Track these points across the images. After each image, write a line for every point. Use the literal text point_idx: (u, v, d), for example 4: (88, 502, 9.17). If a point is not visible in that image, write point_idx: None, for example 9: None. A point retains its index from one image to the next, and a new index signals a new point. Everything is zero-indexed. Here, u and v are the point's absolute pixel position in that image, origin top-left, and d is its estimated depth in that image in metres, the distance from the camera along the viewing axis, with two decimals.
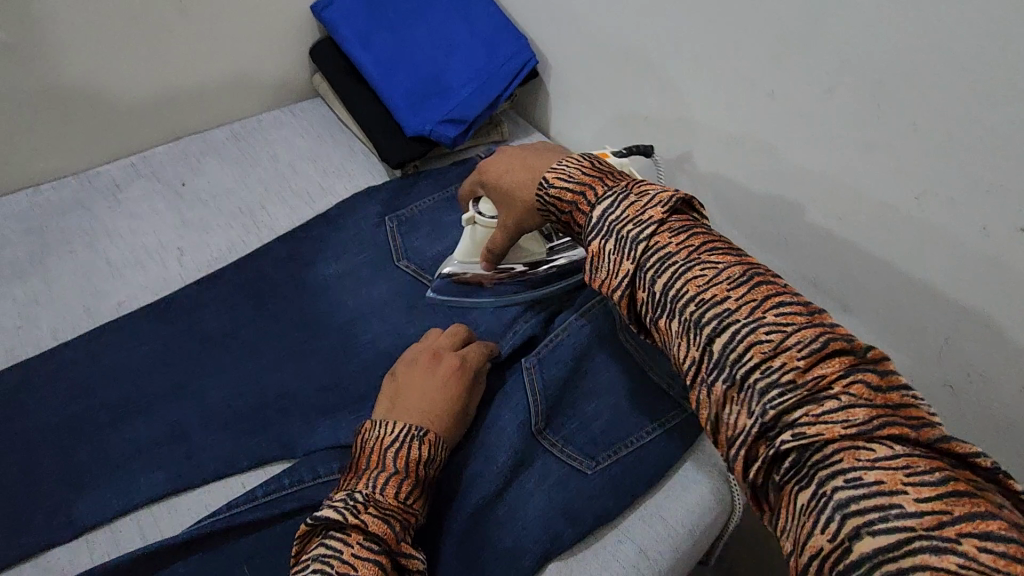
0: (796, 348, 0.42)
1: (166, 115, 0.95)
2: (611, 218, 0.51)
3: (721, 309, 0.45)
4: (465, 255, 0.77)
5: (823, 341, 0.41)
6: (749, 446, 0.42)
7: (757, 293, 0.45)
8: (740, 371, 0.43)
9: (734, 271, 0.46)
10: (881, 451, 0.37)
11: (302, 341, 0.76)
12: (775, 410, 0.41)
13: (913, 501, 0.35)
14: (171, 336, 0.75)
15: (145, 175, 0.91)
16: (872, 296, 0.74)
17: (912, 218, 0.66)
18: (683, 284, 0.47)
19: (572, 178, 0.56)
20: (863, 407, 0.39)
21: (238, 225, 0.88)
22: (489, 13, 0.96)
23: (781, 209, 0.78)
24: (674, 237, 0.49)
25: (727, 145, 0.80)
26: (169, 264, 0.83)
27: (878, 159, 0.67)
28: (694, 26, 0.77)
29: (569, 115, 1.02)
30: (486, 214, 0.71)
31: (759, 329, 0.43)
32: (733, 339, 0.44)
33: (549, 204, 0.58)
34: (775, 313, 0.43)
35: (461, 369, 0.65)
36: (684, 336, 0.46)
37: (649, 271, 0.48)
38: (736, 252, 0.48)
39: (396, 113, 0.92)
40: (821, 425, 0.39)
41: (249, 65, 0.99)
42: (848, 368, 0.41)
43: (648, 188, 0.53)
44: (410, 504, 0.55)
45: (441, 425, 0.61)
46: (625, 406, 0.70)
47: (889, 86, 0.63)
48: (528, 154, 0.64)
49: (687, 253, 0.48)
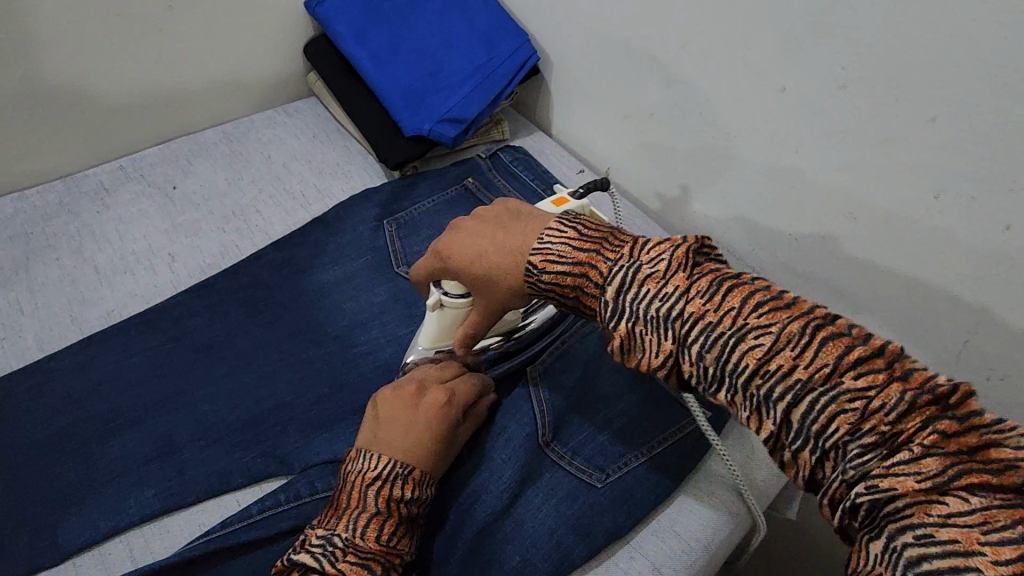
0: (882, 411, 0.38)
1: (155, 116, 0.92)
2: (631, 299, 0.46)
3: (791, 380, 0.41)
4: (431, 340, 0.65)
5: (902, 399, 0.38)
6: (835, 503, 0.41)
7: (827, 354, 0.40)
8: (824, 441, 0.40)
9: (793, 331, 0.41)
10: (957, 505, 0.36)
11: (298, 350, 0.74)
12: (857, 472, 0.39)
13: (990, 563, 0.33)
14: (163, 346, 0.72)
15: (133, 179, 0.88)
16: (887, 299, 0.71)
17: (930, 217, 0.64)
18: (739, 357, 0.42)
19: (566, 259, 0.50)
20: (935, 457, 0.37)
21: (231, 229, 0.85)
22: (488, 8, 0.94)
23: (792, 208, 0.76)
24: (709, 303, 0.44)
25: (735, 144, 0.78)
26: (160, 271, 0.80)
27: (895, 157, 0.64)
28: (701, 20, 0.74)
29: (571, 113, 0.99)
30: (454, 296, 0.60)
31: (840, 398, 0.39)
32: (810, 411, 0.40)
33: (548, 289, 0.52)
34: (851, 375, 0.39)
35: (444, 403, 0.60)
36: (755, 412, 0.42)
37: (696, 346, 0.44)
38: (786, 301, 0.43)
39: (394, 113, 0.89)
40: (893, 479, 0.37)
41: (240, 64, 0.95)
42: (928, 419, 0.38)
43: (660, 248, 0.47)
44: (395, 544, 0.53)
45: (428, 460, 0.57)
46: (635, 414, 0.67)
47: (906, 81, 0.60)
48: (498, 227, 0.55)
49: (734, 321, 0.43)
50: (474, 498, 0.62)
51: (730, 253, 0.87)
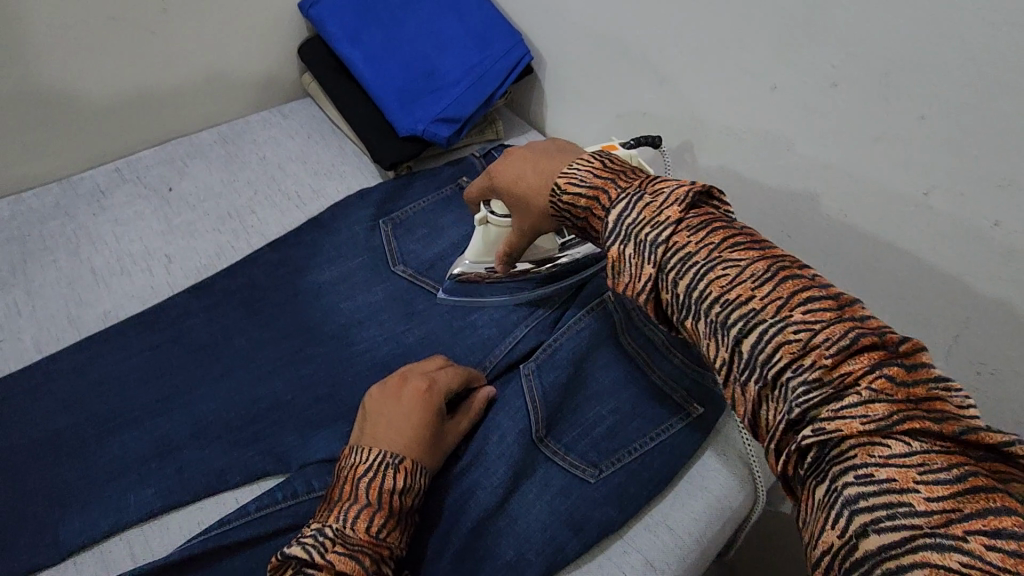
0: (824, 346, 0.39)
1: (150, 117, 0.92)
2: (627, 222, 0.48)
3: (747, 310, 0.42)
4: (477, 254, 0.75)
5: (847, 335, 0.39)
6: (781, 442, 0.41)
7: (783, 290, 0.42)
8: (770, 372, 0.41)
9: (759, 268, 0.43)
10: (897, 448, 0.36)
11: (295, 350, 0.74)
12: (801, 408, 0.39)
13: (923, 500, 0.34)
14: (161, 347, 0.72)
15: (129, 180, 0.88)
16: (880, 295, 0.72)
17: (920, 215, 0.64)
18: (705, 285, 0.44)
19: (585, 183, 0.54)
20: (883, 402, 0.37)
21: (227, 230, 0.85)
22: (481, 8, 0.94)
23: (784, 206, 0.77)
24: (693, 236, 0.46)
25: (727, 142, 0.78)
26: (156, 272, 0.80)
27: (885, 154, 0.65)
28: (693, 19, 0.74)
29: (565, 111, 1.00)
30: (497, 214, 0.69)
31: (788, 329, 0.40)
32: (761, 341, 0.41)
33: (565, 210, 0.56)
34: (804, 311, 0.41)
35: (429, 391, 0.61)
36: (712, 338, 0.44)
37: (670, 272, 0.46)
38: (760, 245, 0.45)
39: (388, 113, 0.90)
40: (840, 421, 0.38)
41: (235, 65, 0.96)
42: (876, 363, 0.38)
43: (662, 185, 0.49)
44: (385, 536, 0.53)
45: (418, 449, 0.58)
46: (628, 411, 0.68)
47: (896, 78, 0.61)
48: (545, 155, 0.60)
49: (710, 251, 0.45)
50: (470, 494, 0.63)
51: None
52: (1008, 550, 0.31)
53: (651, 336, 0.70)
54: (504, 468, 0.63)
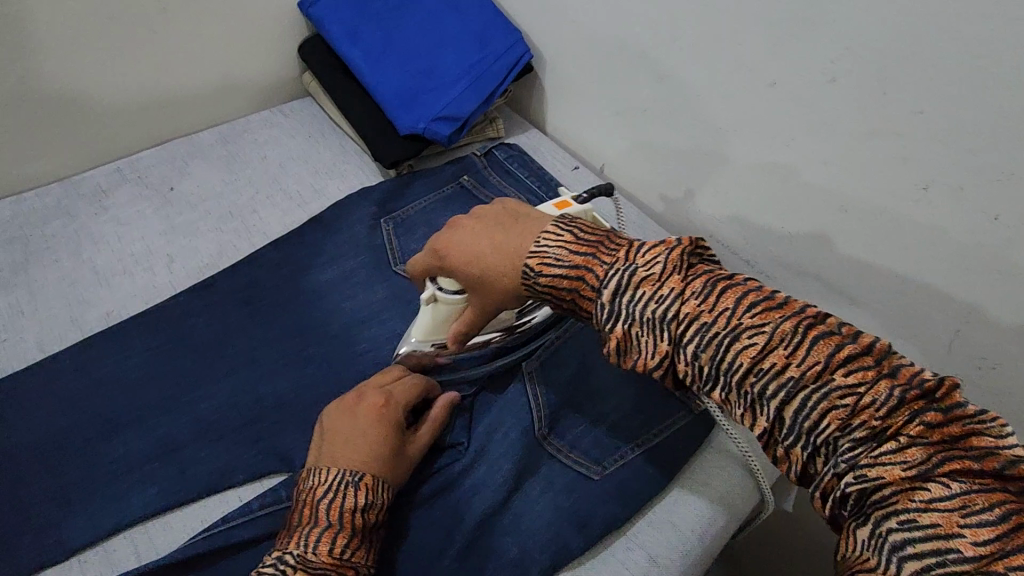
0: (873, 407, 0.40)
1: (150, 117, 0.92)
2: (626, 301, 0.47)
3: (784, 378, 0.42)
4: (424, 334, 0.67)
5: (893, 393, 0.40)
6: (825, 496, 0.42)
7: (818, 352, 0.42)
8: (816, 438, 0.41)
9: (786, 331, 0.43)
10: (938, 491, 0.37)
11: (298, 349, 0.74)
12: (847, 464, 0.40)
13: (970, 545, 0.35)
14: (164, 346, 0.72)
15: (131, 179, 0.89)
16: (879, 290, 0.72)
17: (921, 210, 0.64)
18: (735, 356, 0.44)
19: (562, 262, 0.52)
20: (920, 446, 0.38)
21: (228, 229, 0.85)
22: (481, 6, 0.94)
23: (784, 203, 0.77)
24: (704, 303, 0.45)
25: (727, 138, 0.79)
26: (158, 271, 0.80)
27: (884, 149, 0.65)
28: (691, 16, 0.75)
29: (564, 110, 1.00)
30: (448, 291, 0.62)
31: (832, 395, 0.41)
32: (804, 408, 0.42)
33: (546, 292, 0.53)
34: (842, 373, 0.41)
35: (386, 406, 0.62)
36: (749, 409, 0.44)
37: (692, 345, 0.45)
38: (778, 301, 0.44)
39: (388, 111, 0.90)
40: (881, 468, 0.39)
41: (234, 65, 0.96)
42: (914, 412, 0.39)
43: (654, 253, 0.48)
44: (350, 556, 0.52)
45: (379, 464, 0.58)
46: (630, 408, 0.68)
47: (895, 74, 0.61)
48: (497, 229, 0.56)
49: (729, 321, 0.45)
50: (473, 491, 0.63)
51: (724, 247, 0.88)
52: None
53: None
54: (507, 466, 0.63)
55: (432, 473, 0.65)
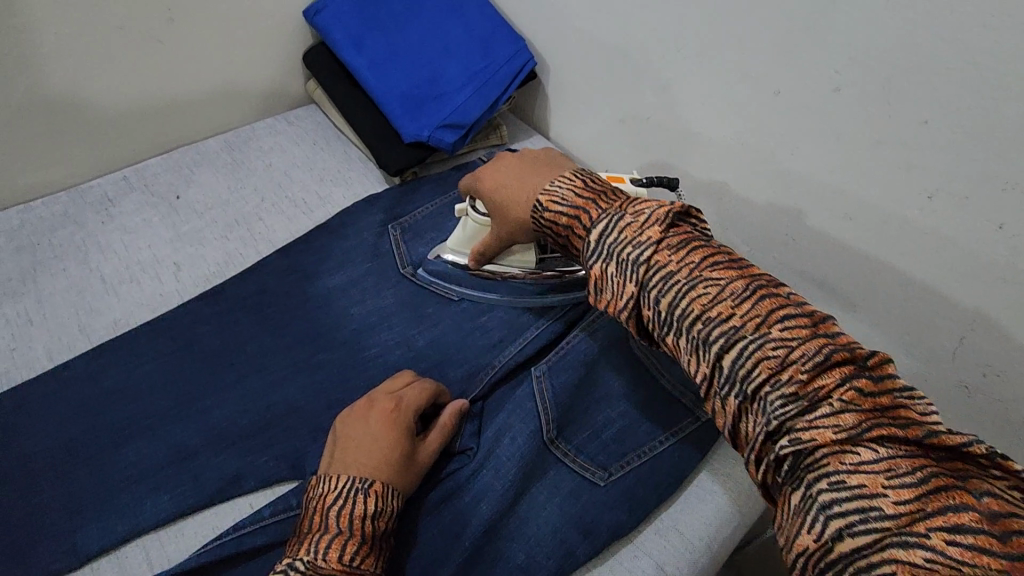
0: (800, 361, 0.45)
1: (157, 125, 0.93)
2: (609, 242, 0.55)
3: (728, 326, 0.48)
4: (457, 243, 0.78)
5: (825, 353, 0.44)
6: (759, 449, 0.46)
7: (761, 307, 0.48)
8: (749, 386, 0.46)
9: (738, 287, 0.49)
10: (867, 455, 0.42)
11: (306, 355, 0.75)
12: (778, 420, 0.45)
13: (890, 504, 0.39)
14: (173, 354, 0.73)
15: (137, 188, 0.89)
16: (883, 297, 0.73)
17: (924, 218, 0.65)
18: (688, 303, 0.50)
19: (566, 202, 0.60)
20: (853, 412, 0.43)
21: (235, 237, 0.86)
22: (485, 14, 0.95)
23: (789, 209, 0.77)
24: (674, 256, 0.52)
25: (732, 145, 0.79)
26: (165, 279, 0.81)
27: (888, 157, 0.65)
28: (696, 24, 0.75)
29: (568, 116, 1.00)
30: (479, 211, 0.74)
31: (766, 345, 0.46)
32: (741, 355, 0.47)
33: (548, 226, 0.62)
34: (780, 328, 0.46)
35: (397, 412, 0.62)
36: (694, 354, 0.50)
37: (654, 291, 0.52)
38: (737, 265, 0.51)
39: (393, 119, 0.91)
40: (814, 431, 0.43)
41: (241, 72, 0.96)
42: (846, 376, 0.44)
43: (644, 208, 0.56)
44: (359, 564, 0.53)
45: (389, 471, 0.58)
46: (637, 414, 0.68)
47: (898, 82, 0.61)
48: (525, 169, 0.66)
49: (691, 271, 0.51)
50: (481, 497, 0.64)
51: None
52: (965, 543, 0.36)
53: None
54: (515, 472, 0.64)
55: (440, 479, 0.65)
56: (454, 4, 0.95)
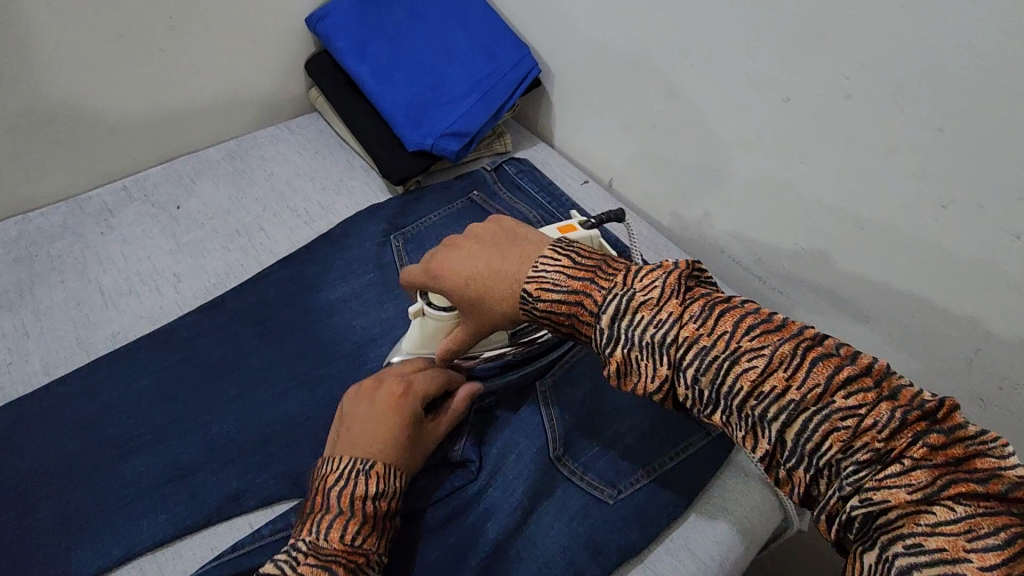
0: (875, 429, 0.41)
1: (157, 135, 0.92)
2: (626, 326, 0.49)
3: (785, 401, 0.43)
4: (414, 345, 0.69)
5: (894, 416, 0.41)
6: (829, 514, 0.43)
7: (817, 375, 0.43)
8: (819, 459, 0.42)
9: (785, 352, 0.44)
10: (943, 515, 0.38)
11: (307, 368, 0.73)
12: (852, 487, 0.41)
13: (976, 571, 0.36)
14: (172, 367, 0.72)
15: (137, 198, 0.88)
16: (893, 306, 0.71)
17: (938, 227, 0.64)
18: (734, 379, 0.45)
19: (561, 288, 0.53)
20: (924, 469, 0.39)
21: (236, 247, 0.85)
22: (488, 21, 0.94)
23: (798, 218, 0.76)
24: (702, 327, 0.47)
25: (739, 153, 0.78)
26: (165, 291, 0.79)
27: (901, 165, 0.64)
28: (702, 31, 0.74)
29: (572, 124, 0.99)
30: (437, 307, 0.64)
31: (833, 417, 0.42)
32: (806, 429, 0.43)
33: (544, 317, 0.54)
34: (843, 395, 0.42)
35: (405, 394, 0.61)
36: (750, 431, 0.45)
37: (691, 369, 0.46)
38: (775, 323, 0.46)
39: (396, 128, 0.90)
40: (886, 492, 0.40)
41: (242, 80, 0.95)
42: (917, 434, 0.40)
43: (651, 277, 0.50)
44: (360, 545, 0.52)
45: (392, 453, 0.57)
46: (646, 430, 0.67)
47: (912, 89, 0.60)
48: (489, 253, 0.58)
49: (728, 344, 0.46)
50: (487, 517, 0.62)
51: (735, 262, 0.87)
52: None
53: None
54: (522, 490, 0.62)
55: (444, 498, 0.63)
56: (457, 10, 0.94)
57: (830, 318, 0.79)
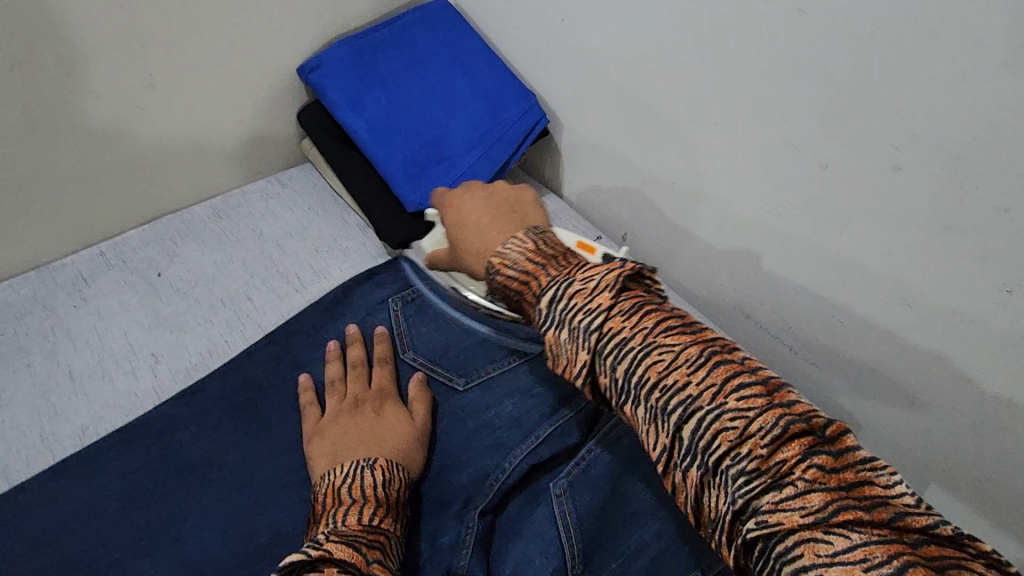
0: (759, 435, 0.43)
1: (135, 194, 0.83)
2: (560, 310, 0.52)
3: (685, 396, 0.46)
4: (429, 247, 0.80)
5: (780, 424, 0.43)
6: (726, 530, 0.43)
7: (717, 376, 0.46)
8: (711, 460, 0.44)
9: (692, 353, 0.47)
10: (839, 543, 0.38)
11: (297, 464, 0.66)
12: (744, 498, 0.41)
13: None
14: (147, 468, 0.65)
15: (114, 265, 0.81)
16: (947, 394, 0.64)
17: (1003, 314, 0.56)
18: (643, 371, 0.48)
19: (518, 266, 0.59)
20: (819, 492, 0.40)
21: (220, 320, 0.78)
22: (493, 71, 0.89)
23: (835, 290, 0.69)
24: (627, 321, 0.50)
25: (768, 217, 0.71)
26: (141, 374, 0.72)
27: (959, 245, 0.57)
28: (730, 87, 0.68)
29: (581, 173, 0.93)
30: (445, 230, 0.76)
31: (724, 416, 0.44)
32: (700, 427, 0.44)
33: (499, 289, 0.61)
34: (737, 399, 0.44)
35: (389, 402, 0.68)
36: (652, 424, 0.47)
37: (609, 358, 0.49)
38: (691, 330, 0.49)
39: (395, 187, 0.83)
40: (780, 514, 0.40)
41: (229, 133, 0.88)
42: (806, 451, 0.42)
43: (594, 272, 0.54)
44: (378, 525, 0.53)
45: (386, 448, 0.62)
46: (674, 536, 0.61)
47: (973, 166, 0.53)
48: (481, 220, 0.69)
49: (645, 337, 0.49)
50: None
51: (762, 329, 0.80)
52: None
53: None
54: None
55: None
56: (459, 60, 0.89)
57: (870, 397, 0.72)
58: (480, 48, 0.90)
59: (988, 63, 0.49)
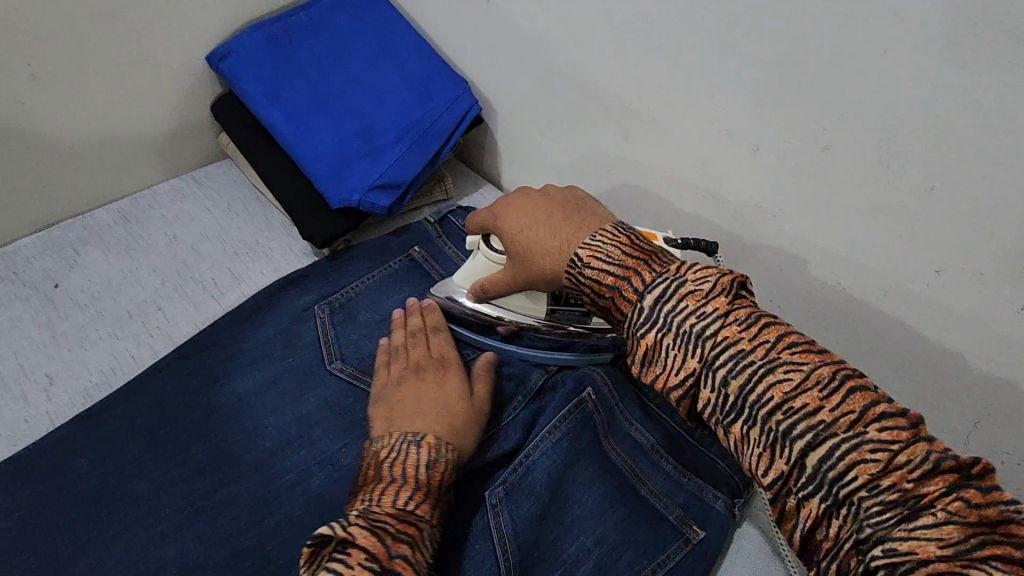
0: (902, 466, 0.37)
1: (27, 201, 0.75)
2: (668, 312, 0.46)
3: (813, 420, 0.39)
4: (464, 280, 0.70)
5: (925, 456, 0.37)
6: (846, 563, 0.38)
7: (855, 401, 0.39)
8: (839, 489, 0.38)
9: (823, 374, 0.40)
10: None
11: (206, 488, 0.61)
12: (873, 528, 0.36)
13: None
14: (38, 502, 0.59)
15: (5, 277, 0.74)
16: (880, 376, 0.63)
17: (931, 292, 0.55)
18: (763, 389, 0.41)
19: (613, 260, 0.51)
20: (958, 525, 0.35)
21: (126, 334, 0.72)
22: (422, 56, 0.84)
23: (771, 273, 0.67)
24: (745, 332, 0.43)
25: (704, 201, 0.69)
26: (32, 398, 0.66)
27: (887, 223, 0.55)
28: (660, 69, 0.65)
29: (521, 162, 0.89)
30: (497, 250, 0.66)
31: (862, 446, 0.38)
32: (830, 455, 0.38)
33: (586, 284, 0.53)
34: (877, 426, 0.38)
35: (450, 371, 0.65)
36: (768, 448, 0.41)
37: (723, 371, 0.43)
38: (818, 346, 0.42)
39: (317, 182, 0.77)
40: (915, 543, 0.35)
41: (131, 128, 0.80)
42: (952, 485, 0.36)
43: (705, 273, 0.47)
44: (413, 510, 0.51)
45: (439, 426, 0.59)
46: (614, 540, 0.59)
47: (899, 143, 0.52)
48: (556, 212, 0.59)
49: (767, 352, 0.42)
50: None
51: None
52: None
53: (638, 440, 0.65)
54: None
55: None
56: (385, 46, 0.84)
57: None
58: (407, 33, 0.85)
59: (911, 35, 0.47)
